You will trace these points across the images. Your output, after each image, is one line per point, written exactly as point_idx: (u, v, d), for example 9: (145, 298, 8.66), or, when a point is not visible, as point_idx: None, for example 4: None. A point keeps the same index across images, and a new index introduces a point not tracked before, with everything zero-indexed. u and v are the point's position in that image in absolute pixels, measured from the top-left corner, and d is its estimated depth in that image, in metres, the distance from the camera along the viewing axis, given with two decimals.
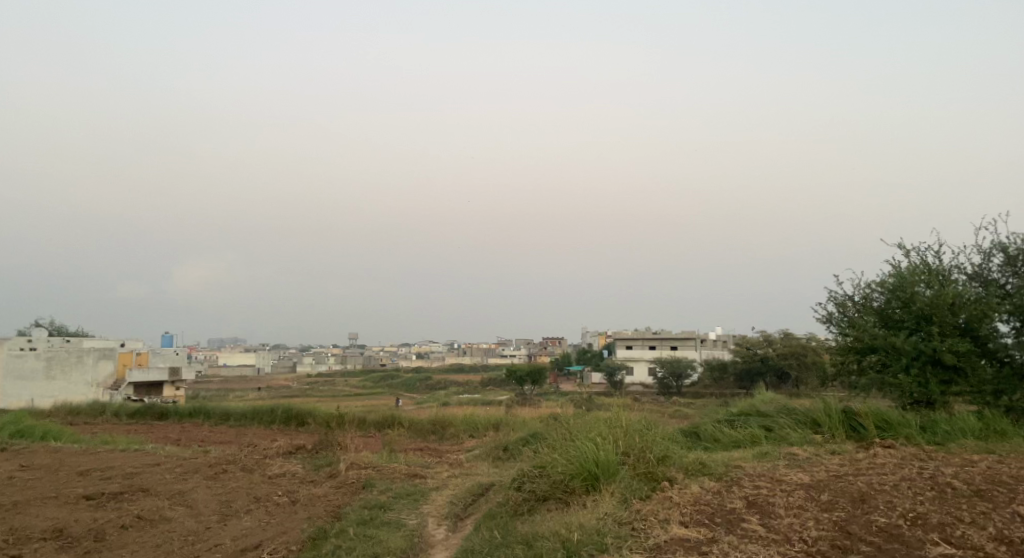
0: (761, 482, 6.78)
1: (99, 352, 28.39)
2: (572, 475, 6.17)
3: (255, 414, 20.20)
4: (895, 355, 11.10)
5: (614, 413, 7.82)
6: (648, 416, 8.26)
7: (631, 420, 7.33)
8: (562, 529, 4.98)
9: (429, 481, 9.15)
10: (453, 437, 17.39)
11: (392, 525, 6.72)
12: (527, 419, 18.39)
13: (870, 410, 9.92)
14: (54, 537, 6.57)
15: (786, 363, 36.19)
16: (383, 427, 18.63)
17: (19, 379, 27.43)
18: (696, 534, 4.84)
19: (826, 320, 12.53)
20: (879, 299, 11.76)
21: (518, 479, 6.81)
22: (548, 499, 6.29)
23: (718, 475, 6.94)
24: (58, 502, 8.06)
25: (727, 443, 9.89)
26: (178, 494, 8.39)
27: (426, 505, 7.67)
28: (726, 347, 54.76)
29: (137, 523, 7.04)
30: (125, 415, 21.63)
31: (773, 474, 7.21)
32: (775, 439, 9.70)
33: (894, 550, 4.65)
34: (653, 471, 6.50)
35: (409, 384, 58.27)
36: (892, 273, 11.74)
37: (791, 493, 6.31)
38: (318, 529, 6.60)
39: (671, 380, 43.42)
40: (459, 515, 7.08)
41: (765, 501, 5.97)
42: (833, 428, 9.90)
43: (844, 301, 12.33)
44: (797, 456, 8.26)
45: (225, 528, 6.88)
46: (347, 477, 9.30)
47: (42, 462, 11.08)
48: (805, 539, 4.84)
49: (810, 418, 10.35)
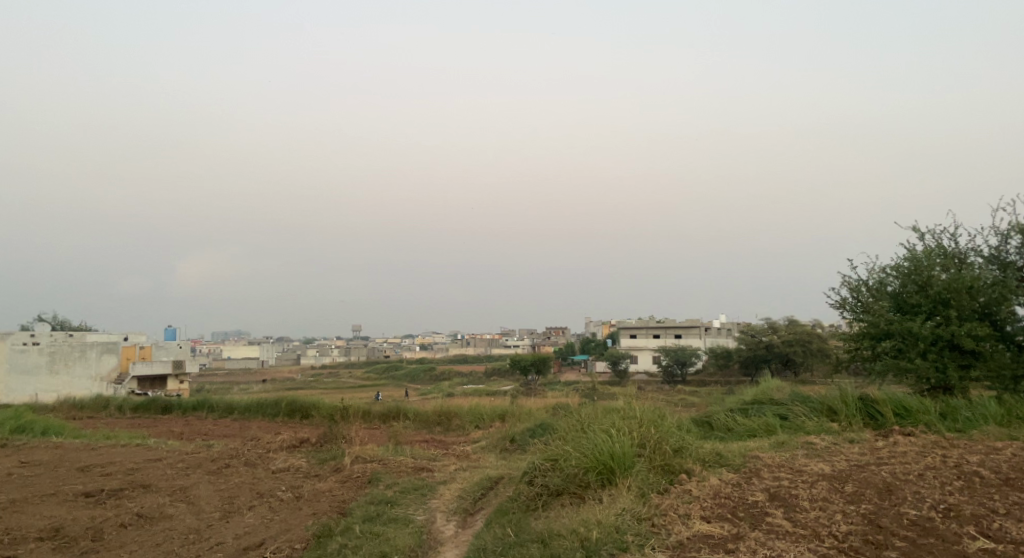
0: (781, 473, 6.53)
1: (102, 345, 28.48)
2: (587, 469, 5.93)
3: (260, 406, 20.04)
4: (912, 340, 10.82)
5: (629, 402, 7.60)
6: (661, 406, 8.02)
7: (646, 410, 7.10)
8: (580, 526, 4.74)
9: (436, 475, 8.92)
10: (458, 428, 17.19)
11: (399, 522, 6.49)
12: (534, 410, 18.15)
13: (888, 398, 9.68)
14: (51, 537, 6.35)
15: (791, 350, 35.92)
16: (387, 419, 18.42)
17: (23, 374, 27.03)
18: (719, 530, 4.59)
19: (839, 305, 12.26)
20: (894, 283, 11.50)
21: (529, 472, 6.59)
22: (562, 494, 6.05)
23: (736, 466, 6.70)
24: (56, 500, 7.86)
25: (741, 432, 9.63)
26: (179, 490, 8.19)
27: (435, 499, 7.46)
28: (731, 334, 54.58)
29: (137, 522, 6.82)
30: (129, 409, 21.47)
31: (793, 464, 6.97)
32: (790, 427, 9.46)
33: (931, 545, 4.40)
34: (670, 463, 6.26)
35: (413, 376, 58.13)
36: (907, 257, 11.49)
37: (814, 485, 6.07)
38: (323, 527, 6.37)
39: (676, 368, 43.31)
40: (469, 510, 6.87)
41: (788, 493, 5.72)
42: (850, 415, 9.65)
43: (857, 285, 12.05)
44: (815, 446, 8.02)
45: (227, 526, 6.66)
46: (352, 471, 9.09)
47: (42, 458, 10.89)
48: (835, 535, 4.58)
49: (825, 405, 10.11)
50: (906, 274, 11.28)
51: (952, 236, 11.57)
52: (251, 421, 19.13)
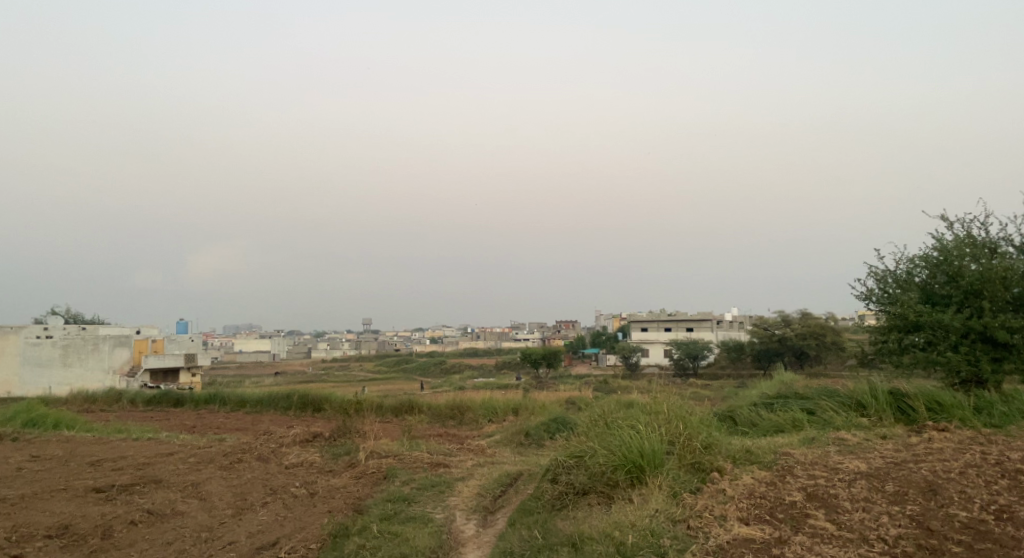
0: (816, 471, 6.24)
1: (115, 338, 28.17)
2: (615, 466, 5.67)
3: (272, 399, 19.90)
4: (942, 333, 10.45)
5: (654, 396, 7.35)
6: (686, 401, 7.76)
7: (672, 404, 6.84)
8: (612, 529, 4.48)
9: (453, 470, 8.70)
10: (472, 422, 16.97)
11: (417, 521, 6.26)
12: (547, 403, 17.91)
13: (920, 392, 9.33)
14: (59, 534, 6.14)
15: (804, 343, 35.35)
16: (399, 413, 18.22)
17: (36, 366, 27.40)
18: (760, 533, 4.33)
19: (865, 297, 11.91)
20: (922, 274, 11.16)
21: (552, 470, 6.33)
22: (588, 493, 5.79)
23: (768, 463, 6.42)
24: (66, 496, 7.69)
25: (767, 427, 9.34)
26: (190, 486, 8.00)
27: (453, 496, 7.24)
28: (742, 327, 54.07)
29: (147, 519, 6.61)
30: (141, 402, 21.38)
31: (827, 462, 6.67)
32: (817, 422, 9.15)
33: (988, 550, 4.11)
34: (700, 460, 6.01)
35: (423, 369, 57.94)
36: (936, 246, 11.12)
37: (853, 484, 5.78)
38: (340, 525, 6.14)
39: (686, 361, 42.83)
40: (489, 508, 6.66)
41: (826, 492, 5.44)
42: (880, 411, 9.32)
43: (884, 275, 11.69)
44: (847, 442, 7.72)
45: (240, 524, 6.45)
46: (367, 467, 8.87)
47: (53, 452, 10.74)
48: (884, 538, 4.30)
49: (854, 400, 9.77)
50: (935, 265, 10.93)
51: (983, 226, 11.19)
52: (263, 415, 18.98)
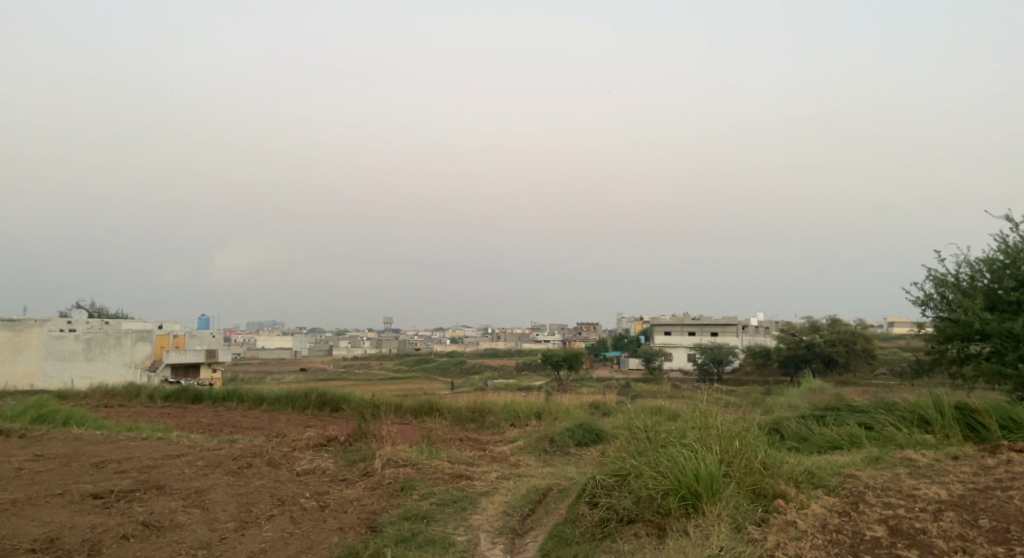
0: (891, 499, 5.45)
1: (137, 332, 27.98)
2: (665, 492, 4.96)
3: (290, 398, 19.39)
4: (1011, 342, 9.52)
5: (700, 404, 6.59)
6: (735, 413, 6.98)
7: (724, 417, 6.08)
8: None
9: (476, 483, 7.99)
10: (493, 426, 16.30)
11: (438, 545, 5.59)
12: (573, 408, 17.16)
13: (992, 407, 8.42)
14: (44, 549, 5.55)
15: (832, 350, 34.15)
16: (419, 414, 17.57)
17: (59, 359, 27.16)
18: None
19: (922, 303, 11.04)
20: (987, 279, 10.27)
21: (591, 491, 5.62)
22: (634, 521, 5.09)
23: (834, 487, 5.67)
24: (61, 502, 7.13)
25: (820, 444, 8.54)
26: (194, 493, 7.42)
27: (477, 514, 6.56)
28: (768, 332, 52.69)
29: (142, 532, 6.02)
30: (159, 398, 21.02)
31: (900, 487, 5.87)
32: (877, 439, 8.33)
33: None
34: (761, 485, 5.29)
35: (443, 369, 57.40)
36: (1002, 248, 10.24)
37: (940, 516, 4.97)
38: (351, 548, 5.48)
39: (711, 366, 41.21)
40: (516, 532, 5.98)
41: (913, 526, 4.66)
42: (946, 427, 8.45)
43: (944, 279, 10.76)
44: (916, 463, 6.89)
45: (241, 541, 5.84)
46: (382, 477, 8.21)
47: (57, 451, 10.27)
48: None
49: (916, 415, 8.92)
50: (1001, 268, 10.04)
51: None
52: (280, 414, 18.48)
